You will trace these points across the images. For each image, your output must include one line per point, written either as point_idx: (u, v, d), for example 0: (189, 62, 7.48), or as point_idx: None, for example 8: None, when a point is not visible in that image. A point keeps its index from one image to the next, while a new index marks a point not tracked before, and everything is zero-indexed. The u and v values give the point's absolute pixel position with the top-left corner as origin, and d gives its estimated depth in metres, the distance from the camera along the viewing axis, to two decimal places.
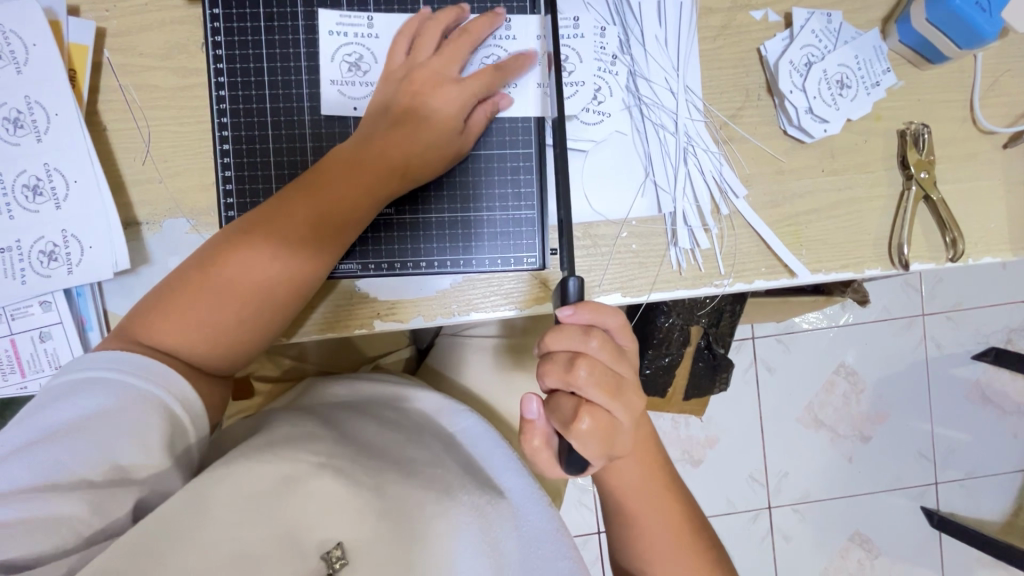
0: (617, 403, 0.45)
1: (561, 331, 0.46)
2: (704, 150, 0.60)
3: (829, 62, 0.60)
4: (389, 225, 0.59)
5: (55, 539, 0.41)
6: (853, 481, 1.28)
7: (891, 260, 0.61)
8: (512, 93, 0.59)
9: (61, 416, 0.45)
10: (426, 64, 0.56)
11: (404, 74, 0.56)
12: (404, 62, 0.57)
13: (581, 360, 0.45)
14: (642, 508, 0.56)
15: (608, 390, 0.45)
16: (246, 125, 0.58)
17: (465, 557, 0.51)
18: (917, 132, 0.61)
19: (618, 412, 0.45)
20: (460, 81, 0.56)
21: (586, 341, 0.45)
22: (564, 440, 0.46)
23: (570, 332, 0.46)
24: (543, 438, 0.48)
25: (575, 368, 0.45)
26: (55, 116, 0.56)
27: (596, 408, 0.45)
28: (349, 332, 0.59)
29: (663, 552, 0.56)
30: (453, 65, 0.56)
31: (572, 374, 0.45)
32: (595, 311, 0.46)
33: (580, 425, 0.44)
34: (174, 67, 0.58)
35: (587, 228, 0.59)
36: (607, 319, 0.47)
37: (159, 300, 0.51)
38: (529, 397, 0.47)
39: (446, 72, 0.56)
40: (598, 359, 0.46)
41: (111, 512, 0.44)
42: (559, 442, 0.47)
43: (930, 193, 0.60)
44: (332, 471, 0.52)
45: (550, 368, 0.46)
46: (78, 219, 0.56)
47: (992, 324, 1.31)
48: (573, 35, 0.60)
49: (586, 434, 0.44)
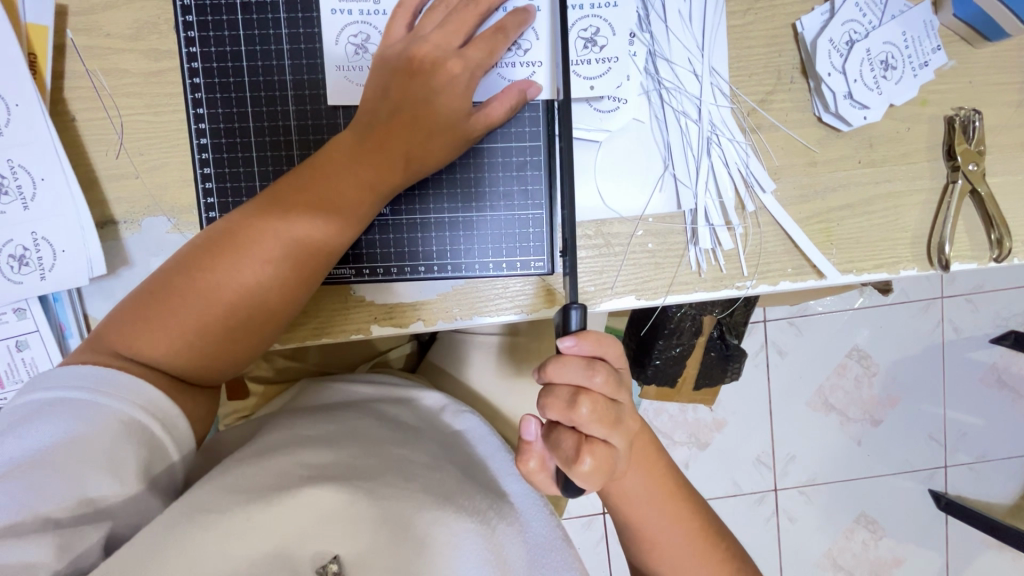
0: (617, 432, 0.44)
1: (563, 364, 0.44)
2: (730, 140, 0.55)
3: (873, 40, 0.54)
4: (384, 226, 0.55)
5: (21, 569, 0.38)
6: (863, 465, 1.27)
7: (931, 259, 0.56)
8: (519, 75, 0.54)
9: (25, 444, 0.42)
10: (428, 37, 0.50)
11: (403, 50, 0.50)
12: (403, 37, 0.51)
13: (584, 396, 0.43)
14: (651, 519, 0.53)
15: (609, 422, 0.44)
16: (224, 115, 0.53)
17: (468, 564, 0.46)
18: (967, 118, 0.55)
19: (617, 442, 0.44)
20: (468, 58, 0.50)
21: (591, 376, 0.44)
22: (563, 471, 0.45)
23: (573, 366, 0.43)
24: (540, 460, 0.47)
25: (577, 405, 0.43)
26: (16, 107, 0.51)
27: (596, 446, 0.43)
28: (344, 338, 0.56)
29: (676, 561, 0.54)
30: (459, 41, 0.51)
31: (575, 411, 0.43)
32: (598, 343, 0.44)
33: (582, 465, 0.43)
34: (145, 49, 0.52)
35: (599, 226, 0.55)
36: (608, 349, 0.45)
37: (138, 308, 0.48)
38: (528, 419, 0.47)
39: (451, 48, 0.50)
40: (601, 393, 0.44)
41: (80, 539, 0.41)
42: (557, 467, 0.46)
43: (977, 187, 0.54)
44: (324, 479, 0.48)
45: (552, 402, 0.44)
46: (48, 221, 0.52)
47: (1013, 308, 1.26)
48: (598, 9, 0.53)
49: (589, 474, 0.43)
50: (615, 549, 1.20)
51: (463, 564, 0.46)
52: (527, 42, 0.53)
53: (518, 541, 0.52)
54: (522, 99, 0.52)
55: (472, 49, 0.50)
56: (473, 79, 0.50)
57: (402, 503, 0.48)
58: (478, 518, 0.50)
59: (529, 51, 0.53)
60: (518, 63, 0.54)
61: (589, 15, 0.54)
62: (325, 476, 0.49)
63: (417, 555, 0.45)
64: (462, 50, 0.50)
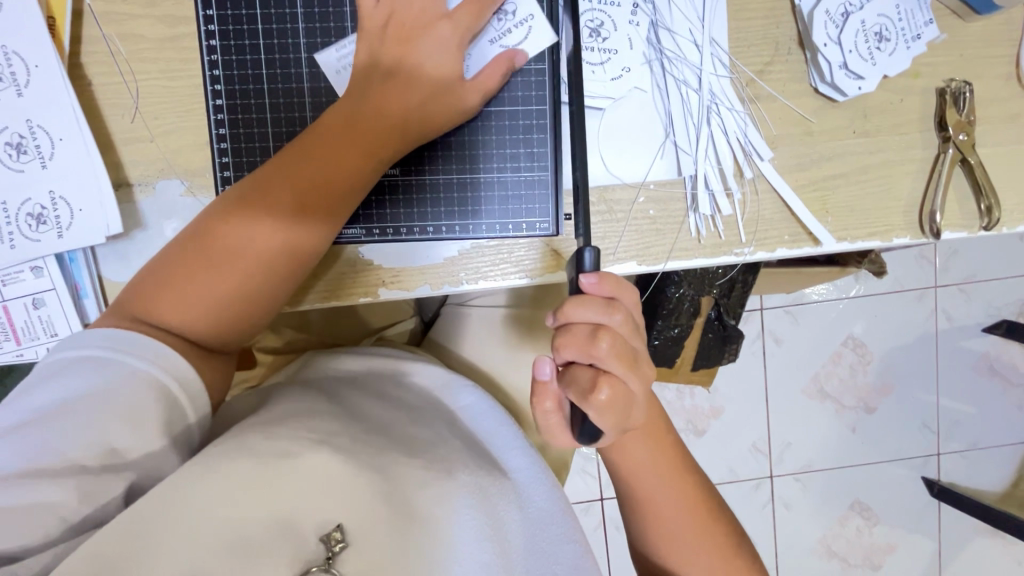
0: (634, 373, 0.46)
1: (584, 303, 0.46)
2: (729, 110, 0.56)
3: (868, 12, 0.55)
4: (393, 187, 0.56)
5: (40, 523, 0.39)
6: (856, 451, 1.29)
7: (922, 228, 0.58)
8: (530, 25, 0.55)
9: (55, 396, 0.44)
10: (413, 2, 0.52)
11: (385, 21, 0.52)
12: (380, 6, 0.52)
13: (603, 332, 0.45)
14: (654, 479, 0.56)
15: (626, 361, 0.46)
16: (240, 78, 0.54)
17: (470, 543, 0.47)
18: (958, 89, 0.56)
19: (632, 383, 0.46)
20: (457, 19, 0.52)
21: (610, 314, 0.46)
22: (578, 409, 0.46)
23: (593, 304, 0.46)
24: (555, 401, 0.50)
25: (597, 340, 0.45)
26: (36, 68, 0.52)
27: (614, 379, 0.45)
28: (353, 302, 0.57)
29: (678, 525, 0.56)
30: (446, 6, 0.53)
31: (594, 346, 0.45)
32: (616, 286, 0.47)
33: (599, 395, 0.44)
34: (161, 15, 0.54)
35: (603, 192, 0.56)
36: (625, 295, 0.48)
37: (156, 275, 0.49)
38: (542, 360, 0.49)
39: (440, 12, 0.52)
40: (618, 332, 0.46)
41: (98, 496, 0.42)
42: (569, 407, 0.49)
43: (967, 156, 0.56)
44: (331, 443, 0.50)
45: (571, 339, 0.46)
46: (66, 181, 0.54)
47: (1005, 296, 1.28)
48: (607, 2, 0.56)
49: (604, 406, 0.45)
50: (612, 533, 1.22)
51: (462, 538, 0.47)
52: (511, 4, 0.54)
53: (517, 515, 0.53)
54: (511, 67, 0.53)
55: (461, 12, 0.52)
56: (463, 40, 0.52)
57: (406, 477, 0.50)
58: (477, 493, 0.51)
59: (516, 17, 0.54)
60: (512, 26, 0.55)
61: (595, 9, 0.55)
62: (331, 442, 0.50)
63: (418, 530, 0.46)
64: (451, 13, 0.52)
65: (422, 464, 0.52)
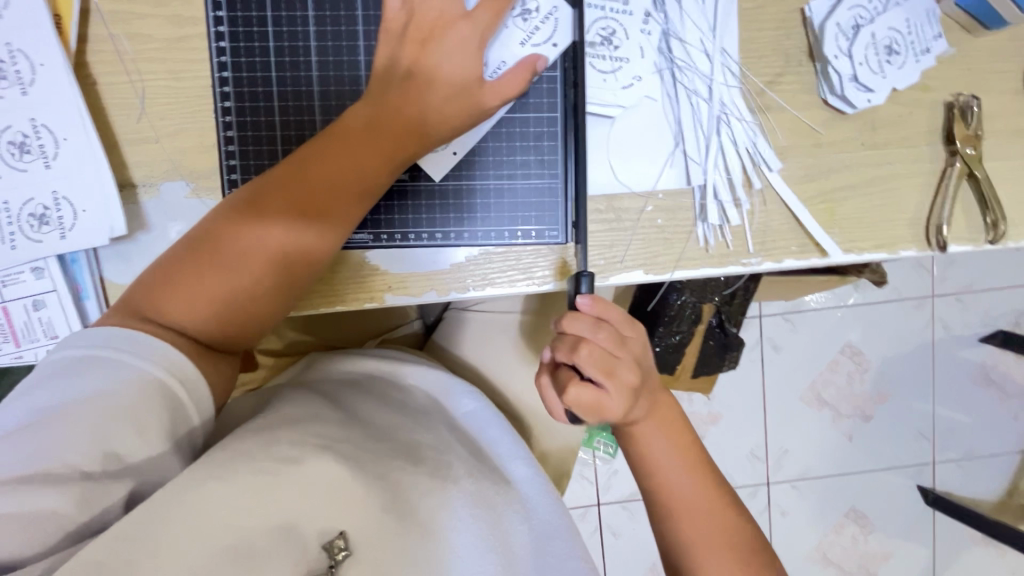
0: (612, 381, 0.46)
1: (574, 319, 0.47)
2: (739, 120, 0.56)
3: (879, 25, 0.56)
4: (403, 192, 0.56)
5: (37, 529, 0.39)
6: (852, 459, 1.29)
7: (929, 241, 0.58)
8: (550, 19, 0.54)
9: (54, 398, 0.43)
10: (432, 3, 0.51)
11: (406, 21, 0.52)
12: (401, 7, 0.52)
13: (584, 343, 0.46)
14: (673, 479, 0.52)
15: (604, 369, 0.46)
16: (248, 80, 0.54)
17: (468, 553, 0.46)
18: (965, 104, 0.57)
19: (611, 390, 0.46)
20: (476, 18, 0.52)
21: (596, 330, 0.47)
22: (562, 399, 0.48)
23: (582, 320, 0.47)
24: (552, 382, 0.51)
25: (577, 349, 0.46)
26: (41, 67, 0.52)
27: (589, 384, 0.46)
28: (358, 306, 0.56)
29: (700, 529, 0.51)
30: (464, 6, 0.52)
31: (574, 354, 0.46)
32: (607, 306, 0.48)
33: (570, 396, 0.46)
34: (168, 15, 0.53)
35: (611, 201, 0.56)
36: (615, 313, 0.48)
37: (164, 274, 0.49)
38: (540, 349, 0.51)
39: (458, 12, 0.52)
40: (602, 345, 0.47)
41: (98, 504, 0.41)
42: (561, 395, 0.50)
43: (974, 170, 0.56)
44: (335, 451, 0.49)
45: (558, 346, 0.47)
46: (69, 182, 0.53)
47: (1002, 306, 1.29)
48: (621, 11, 0.55)
49: (576, 405, 0.46)
50: (609, 538, 1.21)
51: (461, 550, 0.46)
52: (530, 4, 0.54)
53: (522, 527, 0.51)
54: (533, 72, 0.52)
55: (479, 11, 0.52)
56: (482, 40, 0.52)
57: (410, 486, 0.49)
58: (480, 502, 0.50)
59: (540, 13, 0.54)
60: (538, 25, 0.54)
61: (607, 17, 0.55)
62: (334, 449, 0.49)
63: (423, 542, 0.46)
64: (469, 12, 0.52)
65: (427, 472, 0.51)
